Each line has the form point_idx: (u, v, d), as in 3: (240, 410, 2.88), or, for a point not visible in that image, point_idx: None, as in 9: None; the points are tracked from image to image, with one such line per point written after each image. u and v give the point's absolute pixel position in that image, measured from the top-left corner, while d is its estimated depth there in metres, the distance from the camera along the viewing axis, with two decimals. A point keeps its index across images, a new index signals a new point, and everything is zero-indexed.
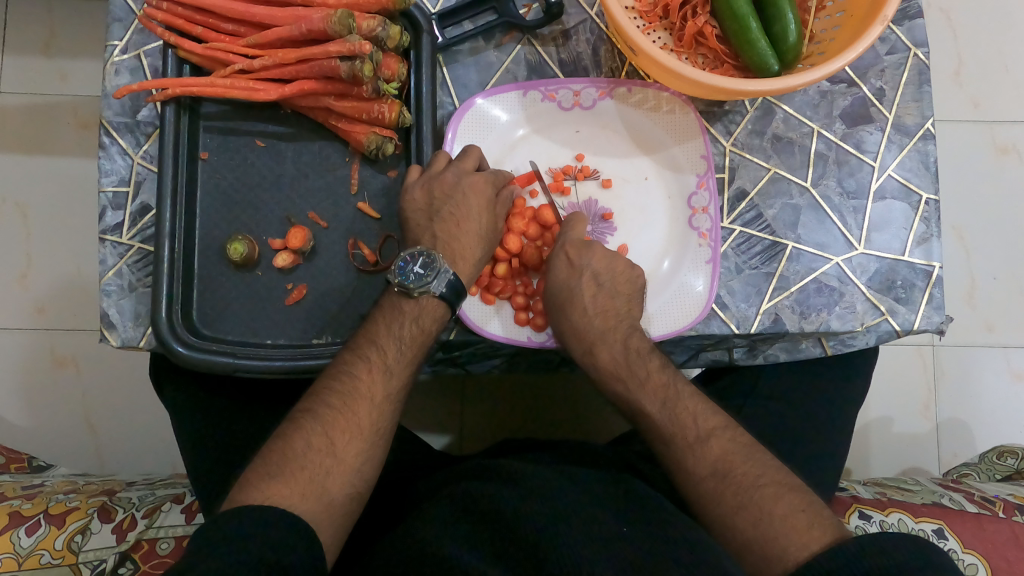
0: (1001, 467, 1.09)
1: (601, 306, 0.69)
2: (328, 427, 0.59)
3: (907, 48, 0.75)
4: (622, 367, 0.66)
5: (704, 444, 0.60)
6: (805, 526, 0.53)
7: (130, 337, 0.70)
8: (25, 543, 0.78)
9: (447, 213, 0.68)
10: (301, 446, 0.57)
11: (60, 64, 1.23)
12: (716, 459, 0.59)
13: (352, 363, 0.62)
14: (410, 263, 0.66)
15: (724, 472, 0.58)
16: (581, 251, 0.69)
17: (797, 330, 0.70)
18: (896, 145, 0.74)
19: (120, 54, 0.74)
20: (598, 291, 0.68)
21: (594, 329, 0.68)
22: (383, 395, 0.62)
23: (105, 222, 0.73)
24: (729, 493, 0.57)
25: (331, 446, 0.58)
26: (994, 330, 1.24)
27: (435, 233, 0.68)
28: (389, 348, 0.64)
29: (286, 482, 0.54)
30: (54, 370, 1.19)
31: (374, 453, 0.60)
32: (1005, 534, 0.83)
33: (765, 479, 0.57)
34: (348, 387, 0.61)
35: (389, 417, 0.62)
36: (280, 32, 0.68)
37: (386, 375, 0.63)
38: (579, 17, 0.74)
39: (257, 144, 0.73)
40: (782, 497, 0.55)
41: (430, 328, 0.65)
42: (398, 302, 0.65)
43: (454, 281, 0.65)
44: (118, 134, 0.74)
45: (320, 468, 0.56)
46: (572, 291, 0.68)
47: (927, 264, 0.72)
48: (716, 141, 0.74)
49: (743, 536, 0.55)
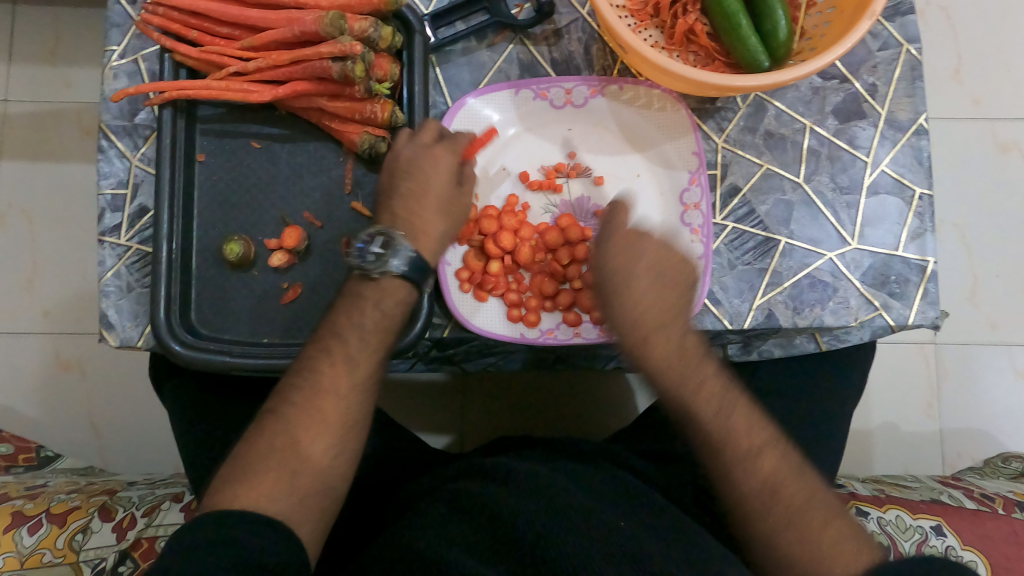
0: (1006, 469, 1.08)
1: (658, 292, 0.64)
2: (291, 427, 0.58)
3: (899, 44, 0.75)
4: (679, 366, 0.63)
5: (757, 459, 0.59)
6: (851, 552, 0.54)
7: (128, 337, 0.71)
8: (28, 543, 0.78)
9: (406, 189, 0.66)
10: (265, 450, 0.57)
11: (65, 72, 1.24)
12: (766, 477, 0.58)
13: (316, 357, 0.61)
14: (369, 243, 0.63)
15: (772, 489, 0.58)
16: (635, 238, 0.66)
17: (791, 325, 0.70)
18: (890, 141, 0.74)
19: (119, 59, 0.75)
20: (645, 263, 0.65)
21: (643, 305, 0.64)
22: (348, 386, 0.60)
23: (104, 224, 0.74)
24: (773, 514, 0.57)
25: (295, 444, 0.57)
26: (997, 328, 1.23)
27: (395, 211, 0.66)
28: (352, 338, 0.62)
29: (253, 482, 0.55)
30: (60, 373, 1.20)
31: (345, 444, 0.59)
32: (1005, 531, 0.82)
33: (811, 500, 0.58)
34: (310, 382, 0.60)
35: (358, 406, 0.60)
36: (274, 34, 0.69)
37: (349, 366, 0.61)
38: (571, 16, 0.75)
39: (253, 145, 0.73)
40: (832, 522, 0.56)
41: (393, 313, 0.63)
42: (359, 287, 0.63)
43: (414, 258, 0.63)
44: (117, 137, 0.75)
45: (285, 467, 0.56)
46: (628, 276, 0.64)
47: (921, 259, 0.72)
48: (708, 138, 0.74)
49: (778, 546, 0.56)
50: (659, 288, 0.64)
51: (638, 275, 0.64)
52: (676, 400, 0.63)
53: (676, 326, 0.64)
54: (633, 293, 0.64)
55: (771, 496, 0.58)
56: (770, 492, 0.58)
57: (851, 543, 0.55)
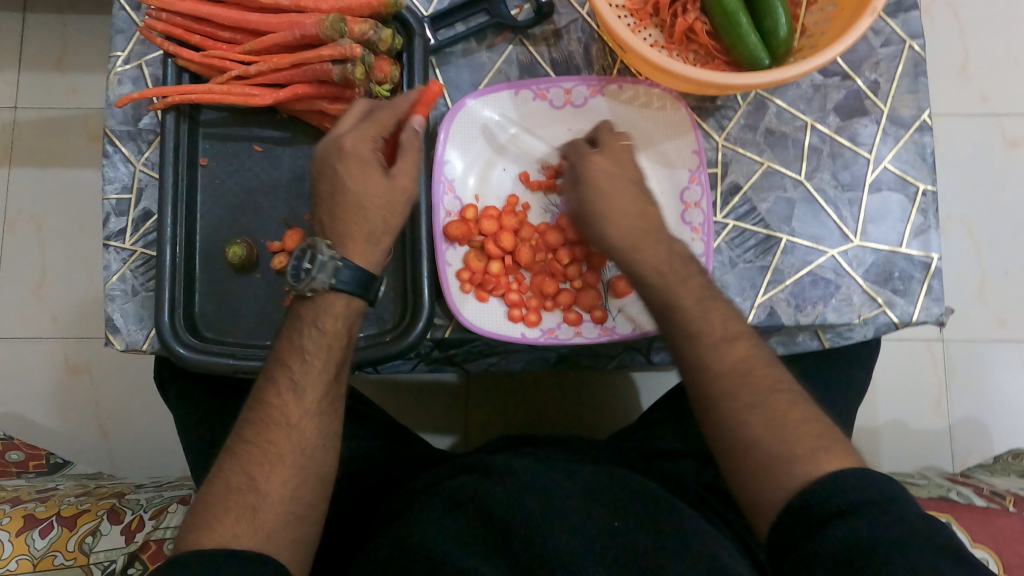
0: (1016, 467, 1.07)
1: (641, 211, 0.65)
2: (246, 462, 0.57)
3: (902, 40, 0.75)
4: (664, 263, 0.63)
5: (729, 345, 0.58)
6: (816, 434, 0.53)
7: (133, 340, 0.72)
8: (40, 545, 0.80)
9: (325, 188, 0.64)
10: (222, 492, 0.56)
11: (72, 78, 1.25)
12: (740, 359, 0.57)
13: (263, 390, 0.60)
14: (300, 260, 0.62)
15: (743, 371, 0.56)
16: (614, 160, 0.67)
17: (793, 322, 0.70)
18: (892, 137, 0.74)
19: (122, 65, 0.76)
20: (622, 183, 0.66)
21: (625, 223, 0.65)
22: (297, 413, 0.59)
23: (109, 228, 0.74)
24: (745, 391, 0.55)
25: (253, 481, 0.56)
26: (1007, 325, 1.22)
27: (321, 217, 0.65)
28: (295, 364, 0.60)
29: (217, 522, 0.54)
30: (69, 377, 1.21)
31: (306, 472, 0.58)
32: (1014, 529, 0.82)
33: (782, 385, 0.56)
34: (261, 417, 0.59)
35: (315, 430, 0.59)
36: (275, 38, 0.69)
37: (297, 393, 0.59)
38: (570, 16, 0.75)
39: (255, 149, 0.74)
40: (794, 406, 0.54)
41: (334, 328, 0.62)
42: (299, 310, 0.63)
43: (340, 267, 0.62)
44: (121, 142, 0.75)
45: (245, 506, 0.55)
46: (608, 196, 0.65)
47: (924, 256, 0.71)
48: (709, 136, 0.74)
49: (747, 440, 0.54)
50: (640, 207, 0.66)
51: (619, 195, 0.65)
52: (665, 294, 0.61)
53: (661, 236, 0.65)
54: (613, 214, 0.65)
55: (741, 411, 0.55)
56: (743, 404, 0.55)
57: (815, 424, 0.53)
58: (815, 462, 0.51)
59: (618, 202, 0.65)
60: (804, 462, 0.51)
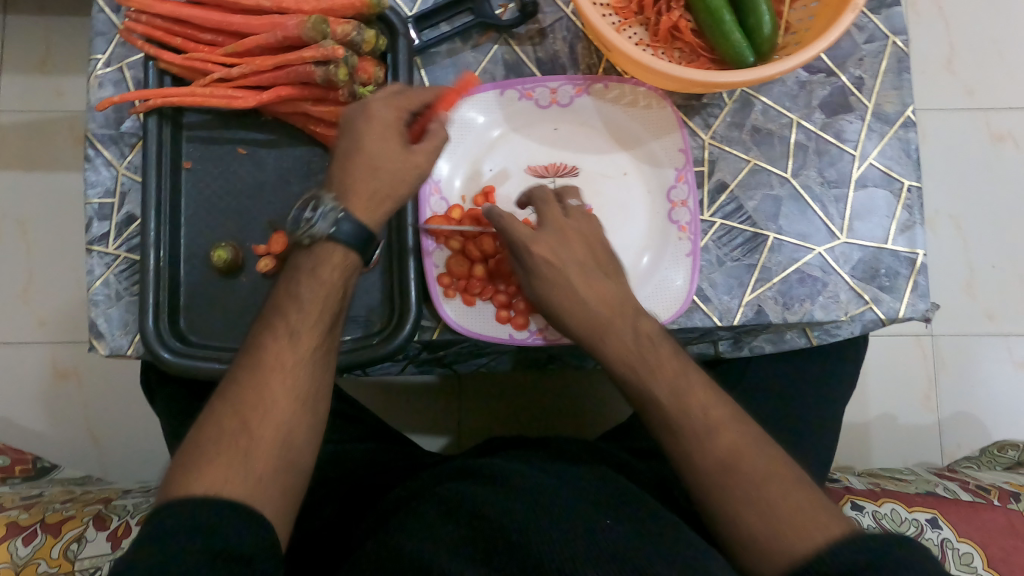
0: (1003, 459, 1.08)
1: (598, 296, 0.63)
2: (240, 406, 0.54)
3: (885, 36, 0.75)
4: (633, 353, 0.61)
5: (714, 436, 0.56)
6: (814, 518, 0.52)
7: (118, 345, 0.71)
8: (23, 553, 0.79)
9: (344, 147, 0.62)
10: (212, 433, 0.52)
11: (57, 81, 1.24)
12: (728, 451, 0.55)
13: (258, 336, 0.57)
14: (301, 212, 0.61)
15: (730, 466, 0.55)
16: (555, 245, 0.64)
17: (781, 320, 0.70)
18: (877, 134, 0.74)
19: (103, 67, 0.75)
20: (573, 270, 0.64)
21: (586, 310, 0.62)
22: (293, 360, 0.56)
23: (92, 233, 0.74)
24: (738, 486, 0.54)
25: (245, 428, 0.53)
26: (994, 319, 1.23)
27: (332, 173, 0.63)
28: (291, 311, 0.58)
29: (205, 470, 0.50)
30: (57, 382, 1.21)
31: (299, 419, 0.55)
32: (1000, 522, 0.82)
33: (772, 467, 0.55)
34: (253, 364, 0.55)
35: (308, 378, 0.56)
36: (256, 40, 0.69)
37: (292, 339, 0.56)
38: (555, 15, 0.75)
39: (239, 152, 0.73)
40: (789, 487, 0.54)
41: (332, 277, 0.59)
42: (297, 258, 0.60)
43: (342, 217, 0.60)
44: (103, 145, 0.75)
45: (237, 451, 0.52)
46: (566, 284, 0.63)
47: (910, 252, 0.72)
48: (695, 135, 0.74)
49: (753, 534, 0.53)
50: (599, 296, 0.63)
51: (574, 280, 0.63)
52: (641, 389, 0.60)
53: (630, 321, 0.62)
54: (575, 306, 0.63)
55: (730, 474, 0.55)
56: (729, 469, 0.55)
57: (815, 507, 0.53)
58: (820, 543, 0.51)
59: (577, 292, 0.63)
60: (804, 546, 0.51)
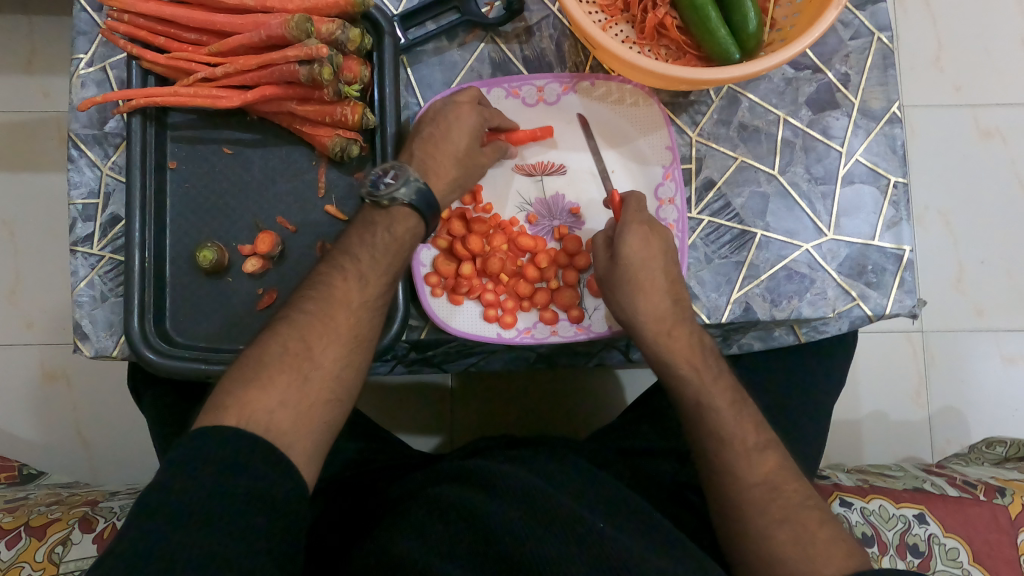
0: (990, 455, 1.08)
1: (672, 292, 0.67)
2: (305, 330, 0.57)
3: (871, 32, 0.75)
4: (693, 356, 0.65)
5: (760, 455, 0.60)
6: (845, 554, 0.54)
7: (103, 347, 0.71)
8: (6, 556, 0.78)
9: (427, 134, 0.66)
10: (277, 351, 0.56)
11: (43, 81, 1.23)
12: (770, 471, 0.59)
13: (328, 273, 0.61)
14: (381, 176, 0.64)
15: (773, 487, 0.58)
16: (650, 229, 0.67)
17: (769, 318, 0.70)
18: (863, 130, 0.74)
19: (86, 67, 0.75)
20: (663, 260, 0.67)
21: (660, 306, 0.66)
22: (359, 301, 0.60)
23: (76, 234, 0.73)
24: (774, 506, 0.57)
25: (307, 350, 0.57)
26: (983, 314, 1.24)
27: (412, 152, 0.67)
28: (363, 258, 0.62)
29: (264, 385, 0.54)
30: (45, 384, 1.20)
31: (353, 359, 0.59)
32: (987, 517, 0.83)
33: (811, 502, 0.58)
34: (323, 296, 0.60)
35: (368, 324, 0.61)
36: (240, 39, 0.68)
37: (360, 283, 0.61)
38: (542, 13, 0.74)
39: (224, 151, 0.73)
40: (826, 524, 0.56)
41: (402, 237, 0.63)
42: (370, 214, 0.64)
43: (423, 189, 0.64)
44: (87, 146, 0.74)
45: (298, 372, 0.56)
46: (649, 275, 0.66)
47: (897, 248, 0.72)
48: (682, 132, 0.74)
49: (781, 556, 0.55)
50: (670, 281, 0.67)
51: (656, 273, 0.66)
52: (698, 387, 0.64)
53: (690, 323, 0.66)
54: (654, 286, 0.66)
55: (772, 491, 0.58)
56: (772, 486, 0.59)
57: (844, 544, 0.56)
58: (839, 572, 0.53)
59: (655, 273, 0.66)
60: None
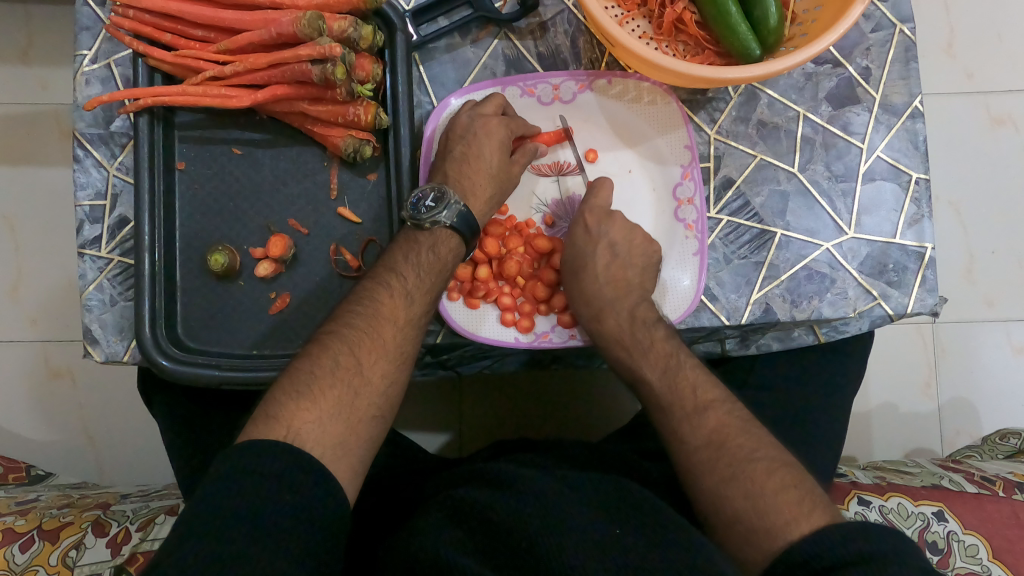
0: (1003, 447, 1.08)
1: (611, 276, 0.71)
2: (355, 345, 0.59)
3: (892, 24, 0.73)
4: (626, 333, 0.69)
5: (702, 415, 0.62)
6: (796, 501, 0.54)
7: (113, 351, 0.70)
8: (20, 560, 0.78)
9: (459, 152, 0.68)
10: (329, 365, 0.57)
11: (40, 72, 1.21)
12: (712, 429, 0.61)
13: (374, 289, 0.63)
14: (421, 198, 0.65)
15: (725, 455, 0.59)
16: (601, 220, 0.71)
17: (789, 318, 0.70)
18: (885, 125, 0.72)
19: (90, 64, 0.73)
20: (604, 245, 0.71)
21: (599, 295, 0.70)
22: (406, 317, 0.62)
23: (84, 236, 0.72)
24: (721, 464, 0.58)
25: (359, 364, 0.59)
26: (994, 305, 1.23)
27: (446, 171, 0.69)
28: (409, 274, 0.64)
29: (315, 402, 0.55)
30: (51, 382, 1.19)
31: (398, 374, 0.61)
32: (1005, 514, 0.82)
33: (759, 453, 0.58)
34: (372, 311, 0.61)
35: (412, 340, 0.62)
36: (249, 36, 0.66)
37: (406, 300, 0.63)
38: (556, 7, 0.72)
39: (234, 152, 0.71)
40: (774, 473, 0.57)
41: (446, 258, 0.65)
42: (412, 235, 0.65)
43: (463, 212, 0.66)
44: (92, 146, 0.72)
45: (349, 385, 0.57)
46: (588, 260, 0.71)
47: (919, 246, 0.70)
48: (700, 130, 0.73)
49: (731, 509, 0.56)
50: (614, 266, 0.71)
51: (596, 259, 0.71)
52: (630, 366, 0.68)
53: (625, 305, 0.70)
54: (586, 269, 0.71)
55: (717, 449, 0.59)
56: (716, 445, 0.59)
57: (794, 492, 0.55)
58: (797, 528, 0.52)
59: (591, 259, 0.71)
60: (786, 529, 0.53)
